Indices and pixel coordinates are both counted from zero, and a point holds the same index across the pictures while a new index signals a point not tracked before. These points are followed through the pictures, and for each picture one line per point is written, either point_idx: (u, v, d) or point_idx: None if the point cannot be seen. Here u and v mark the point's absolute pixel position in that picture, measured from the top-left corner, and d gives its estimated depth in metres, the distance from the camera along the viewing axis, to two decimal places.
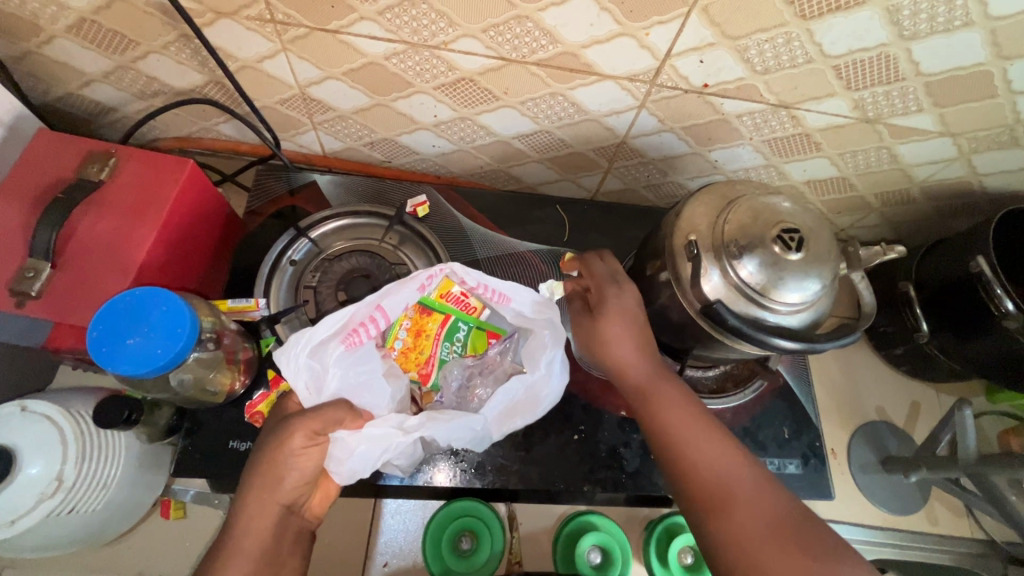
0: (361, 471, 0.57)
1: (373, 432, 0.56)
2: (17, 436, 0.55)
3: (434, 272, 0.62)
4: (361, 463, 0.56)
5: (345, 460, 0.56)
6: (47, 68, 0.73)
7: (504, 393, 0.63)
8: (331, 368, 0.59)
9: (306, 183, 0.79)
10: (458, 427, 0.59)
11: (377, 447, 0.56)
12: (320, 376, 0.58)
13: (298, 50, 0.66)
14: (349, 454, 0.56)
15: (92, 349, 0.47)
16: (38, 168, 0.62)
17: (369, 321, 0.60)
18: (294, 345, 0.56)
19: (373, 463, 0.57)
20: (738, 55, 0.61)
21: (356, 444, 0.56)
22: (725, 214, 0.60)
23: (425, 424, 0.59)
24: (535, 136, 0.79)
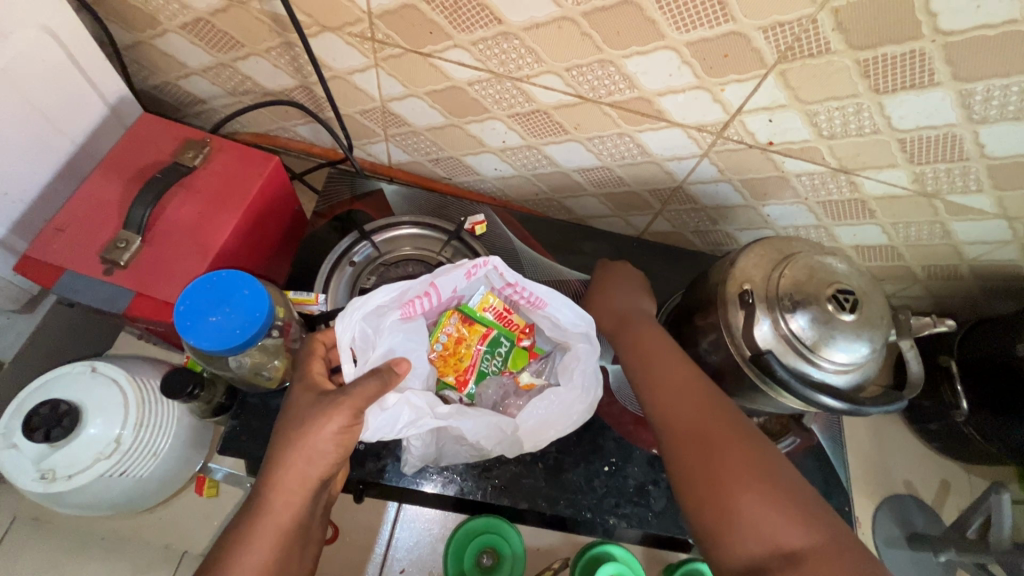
0: (384, 432, 0.58)
1: (412, 399, 0.59)
2: (85, 395, 0.58)
3: (480, 262, 0.64)
4: (389, 423, 0.58)
5: (378, 417, 0.57)
6: (154, 57, 0.79)
7: (535, 405, 0.64)
8: (381, 335, 0.62)
9: (370, 191, 0.82)
10: (486, 425, 0.61)
11: (408, 415, 0.59)
12: (371, 339, 0.61)
13: (388, 68, 0.71)
14: (383, 410, 0.57)
15: (178, 322, 0.50)
16: (140, 148, 0.67)
17: (424, 295, 0.64)
18: (354, 306, 0.58)
19: (396, 433, 0.59)
20: (808, 119, 0.64)
21: (393, 405, 0.58)
22: (780, 268, 0.61)
23: (457, 414, 0.60)
24: (595, 172, 0.82)
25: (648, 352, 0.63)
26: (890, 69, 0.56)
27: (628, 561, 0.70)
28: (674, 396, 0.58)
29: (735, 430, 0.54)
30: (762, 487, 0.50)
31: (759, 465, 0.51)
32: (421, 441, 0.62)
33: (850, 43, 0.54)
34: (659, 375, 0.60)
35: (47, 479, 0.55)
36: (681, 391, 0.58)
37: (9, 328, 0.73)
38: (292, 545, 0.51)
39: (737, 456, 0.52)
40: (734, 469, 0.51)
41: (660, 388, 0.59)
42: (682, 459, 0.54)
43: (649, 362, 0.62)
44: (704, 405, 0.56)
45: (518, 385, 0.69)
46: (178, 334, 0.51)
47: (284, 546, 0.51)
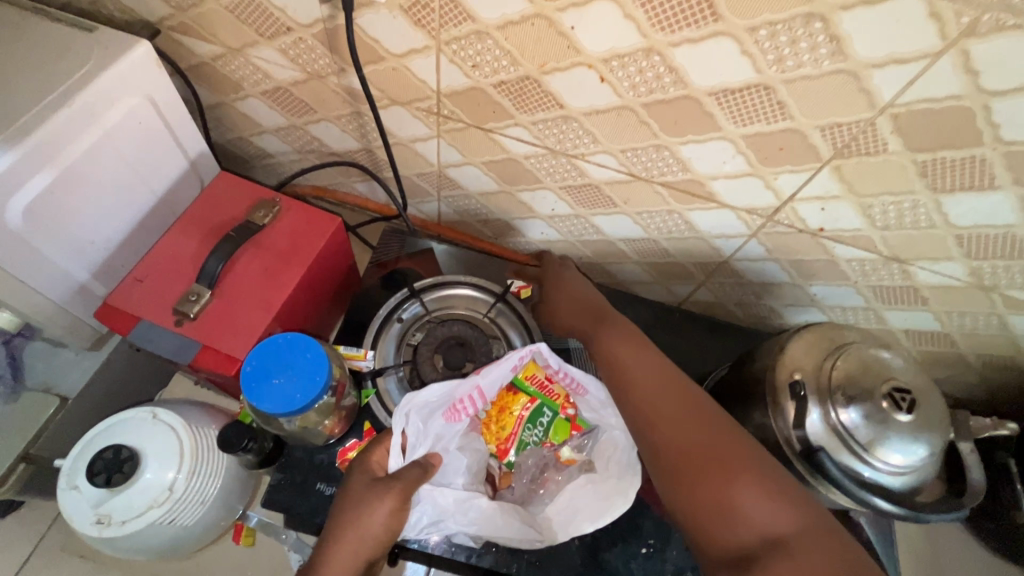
0: (415, 530, 0.62)
1: (444, 497, 0.62)
2: (145, 442, 0.61)
3: (522, 352, 0.65)
4: (417, 521, 0.62)
5: (413, 513, 0.61)
6: (234, 117, 0.85)
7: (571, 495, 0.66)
8: (429, 434, 0.63)
9: (421, 249, 0.85)
10: (512, 533, 0.63)
11: (439, 514, 0.62)
12: (420, 436, 0.63)
13: (450, 139, 0.75)
14: (416, 505, 0.61)
15: (243, 383, 0.52)
16: (217, 204, 0.72)
17: (471, 397, 0.65)
18: (406, 406, 0.62)
19: (425, 529, 0.62)
20: (861, 210, 0.64)
21: (424, 500, 0.62)
22: (833, 358, 0.61)
23: (485, 520, 0.63)
24: (641, 242, 0.83)
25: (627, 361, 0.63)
26: (949, 171, 0.56)
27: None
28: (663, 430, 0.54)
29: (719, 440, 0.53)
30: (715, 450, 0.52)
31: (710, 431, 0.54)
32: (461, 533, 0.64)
33: (908, 145, 0.55)
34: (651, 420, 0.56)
35: (104, 523, 0.58)
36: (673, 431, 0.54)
37: (77, 364, 0.74)
38: None
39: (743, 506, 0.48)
40: (733, 520, 0.48)
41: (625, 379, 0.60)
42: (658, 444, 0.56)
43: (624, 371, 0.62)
44: (709, 438, 0.53)
45: (557, 460, 0.69)
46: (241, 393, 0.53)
47: None
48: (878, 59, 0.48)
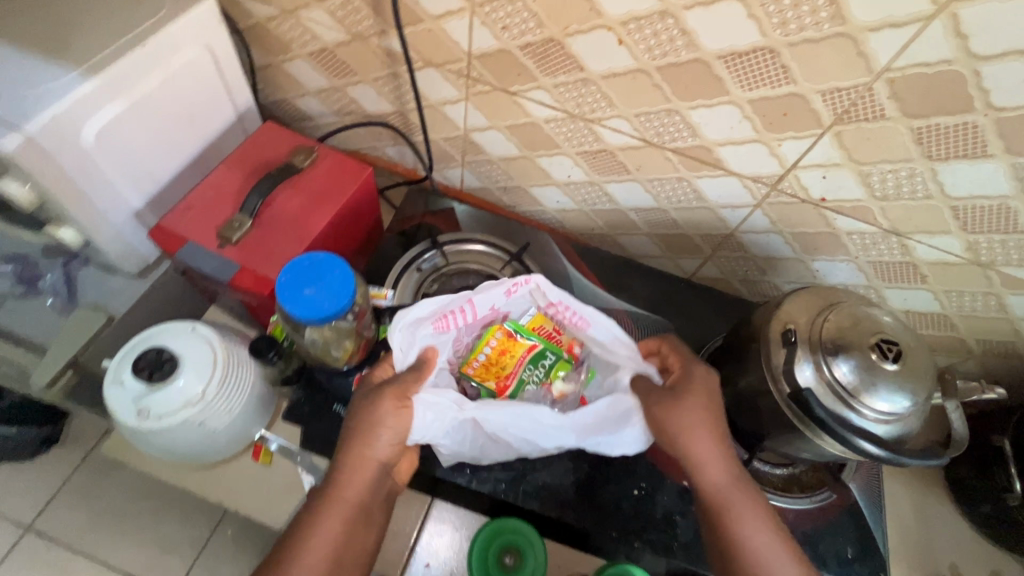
0: (422, 432, 0.64)
1: (443, 396, 0.64)
2: (185, 349, 0.67)
3: (519, 280, 0.72)
4: (425, 424, 0.64)
5: (419, 414, 0.63)
6: (279, 78, 0.92)
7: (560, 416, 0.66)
8: (419, 343, 0.68)
9: (443, 208, 0.90)
10: (516, 421, 0.65)
11: (441, 415, 0.64)
12: (416, 344, 0.68)
13: (477, 102, 0.81)
14: (421, 408, 0.63)
15: (279, 289, 0.58)
16: (261, 148, 0.78)
17: (458, 311, 0.71)
18: (401, 317, 0.67)
19: (432, 430, 0.65)
20: (861, 179, 0.68)
21: (426, 404, 0.63)
22: (826, 313, 0.64)
23: (482, 410, 0.65)
24: (651, 212, 0.87)
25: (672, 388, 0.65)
26: (943, 139, 0.60)
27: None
28: (742, 511, 0.59)
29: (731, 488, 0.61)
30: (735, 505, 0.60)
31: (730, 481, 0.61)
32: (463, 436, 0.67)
33: (904, 111, 0.59)
34: (726, 492, 0.60)
35: (142, 416, 0.63)
36: (747, 504, 0.59)
37: (124, 290, 0.81)
38: (352, 529, 0.59)
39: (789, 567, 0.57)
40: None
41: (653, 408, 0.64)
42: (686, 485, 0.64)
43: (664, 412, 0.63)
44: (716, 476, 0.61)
45: (554, 395, 0.73)
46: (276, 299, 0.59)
47: (344, 529, 0.58)
48: (875, 22, 0.53)
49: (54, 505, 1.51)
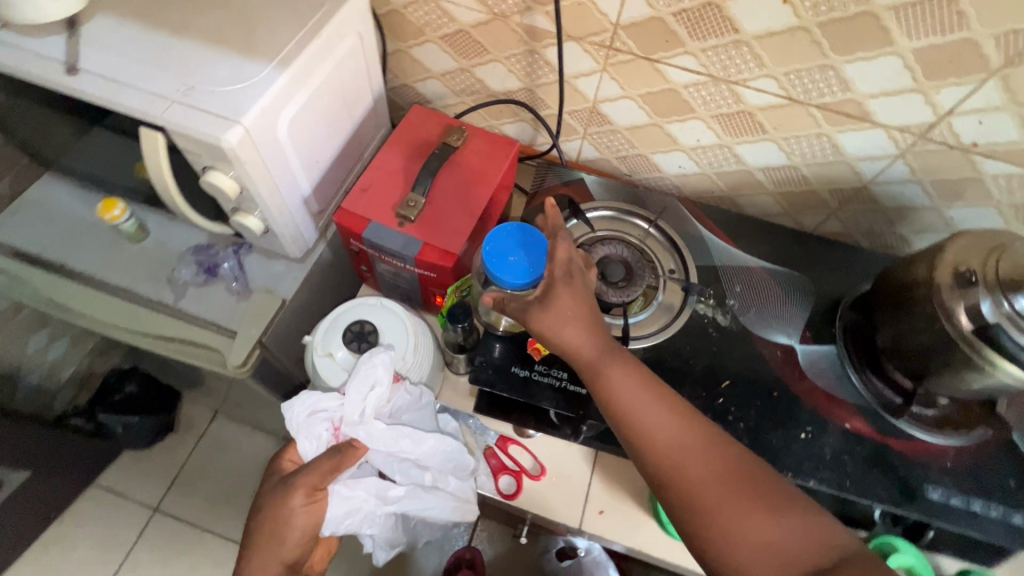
0: (342, 528, 0.70)
1: (347, 491, 0.70)
2: (381, 323, 0.74)
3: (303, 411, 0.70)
4: (346, 522, 0.70)
5: (339, 510, 0.69)
6: (406, 63, 0.95)
7: (411, 493, 0.73)
8: (325, 419, 0.70)
9: (575, 179, 0.94)
10: (430, 508, 0.74)
11: (356, 505, 0.70)
12: (312, 443, 0.70)
13: (614, 72, 0.83)
14: (340, 504, 0.69)
15: (489, 256, 0.67)
16: (414, 130, 0.82)
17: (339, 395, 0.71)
18: (293, 413, 0.70)
19: (350, 525, 0.71)
20: (1020, 120, 0.70)
21: (339, 500, 0.69)
22: (998, 254, 0.66)
23: (401, 503, 0.72)
24: (780, 170, 0.89)
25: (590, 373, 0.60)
26: None
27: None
28: (637, 411, 0.58)
29: (689, 443, 0.56)
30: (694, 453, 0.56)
31: (686, 423, 0.57)
32: (382, 526, 0.75)
33: None
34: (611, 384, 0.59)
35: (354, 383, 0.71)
36: (637, 402, 0.58)
37: (290, 273, 0.87)
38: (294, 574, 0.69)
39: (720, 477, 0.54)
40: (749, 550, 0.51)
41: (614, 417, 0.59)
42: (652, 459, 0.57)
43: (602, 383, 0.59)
44: (678, 430, 0.57)
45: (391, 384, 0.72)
46: (486, 266, 0.67)
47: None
48: None
49: (176, 486, 1.61)
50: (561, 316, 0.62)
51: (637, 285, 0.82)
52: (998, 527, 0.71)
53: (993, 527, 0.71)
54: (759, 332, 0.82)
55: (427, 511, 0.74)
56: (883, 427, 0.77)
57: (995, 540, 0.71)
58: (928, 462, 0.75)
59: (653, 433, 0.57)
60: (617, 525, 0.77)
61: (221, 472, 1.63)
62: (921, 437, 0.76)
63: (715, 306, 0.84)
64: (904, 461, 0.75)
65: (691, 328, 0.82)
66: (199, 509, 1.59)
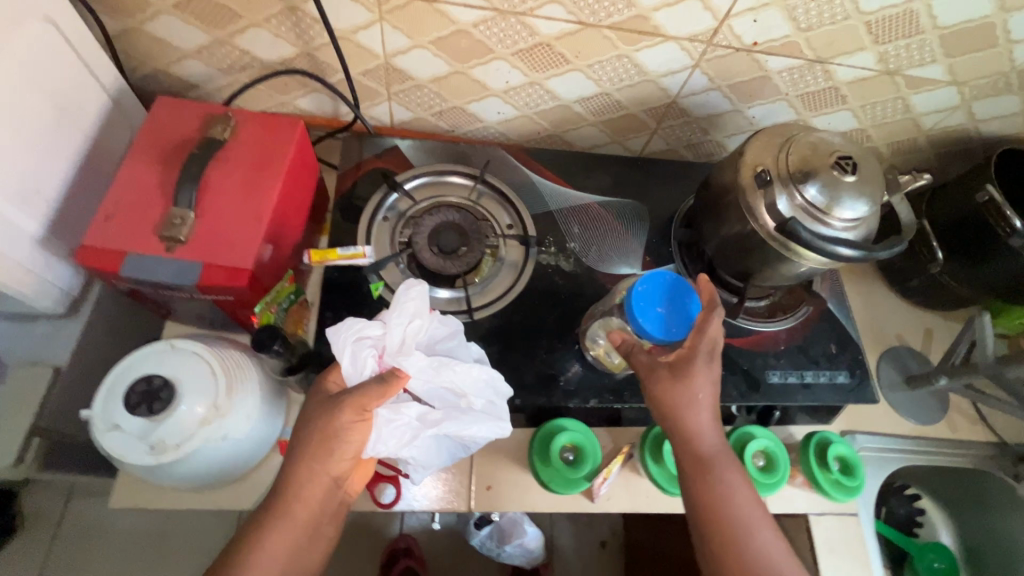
0: (381, 451, 0.63)
1: (393, 414, 0.63)
2: (176, 369, 0.60)
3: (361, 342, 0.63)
4: (383, 443, 0.63)
5: (378, 430, 0.62)
6: (144, 45, 0.77)
7: (454, 419, 0.64)
8: (367, 342, 0.63)
9: (388, 148, 0.84)
10: (470, 433, 0.64)
11: (396, 429, 0.63)
12: (355, 369, 0.62)
13: (393, 20, 0.73)
14: (376, 428, 0.62)
15: (634, 299, 0.64)
16: (165, 128, 0.67)
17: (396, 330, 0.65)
18: (339, 332, 0.64)
19: (397, 450, 0.63)
20: (787, 14, 0.72)
21: (380, 423, 0.62)
22: (786, 149, 0.69)
23: (442, 424, 0.64)
24: (595, 99, 0.87)
25: (695, 465, 0.62)
26: None
27: None
28: (732, 513, 0.60)
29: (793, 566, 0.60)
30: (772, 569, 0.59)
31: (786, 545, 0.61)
32: (426, 450, 0.65)
33: None
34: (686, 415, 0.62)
35: (159, 451, 0.57)
36: (696, 424, 0.62)
37: (57, 334, 0.70)
38: None
39: (728, 508, 0.61)
40: None
41: (703, 509, 0.61)
42: (712, 541, 0.60)
43: (710, 485, 0.61)
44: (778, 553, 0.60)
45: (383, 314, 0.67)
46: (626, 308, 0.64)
47: None
48: None
49: None
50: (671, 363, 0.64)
51: (474, 250, 0.76)
52: (828, 390, 0.79)
53: (825, 391, 0.79)
54: (603, 268, 0.82)
55: (469, 435, 0.64)
56: (727, 330, 0.81)
57: (827, 402, 0.78)
58: (767, 350, 0.80)
59: (769, 555, 0.59)
60: (504, 496, 0.75)
61: (97, 556, 1.36)
62: (757, 329, 0.81)
63: (558, 253, 0.81)
64: (745, 355, 0.79)
65: (539, 281, 0.79)
66: None
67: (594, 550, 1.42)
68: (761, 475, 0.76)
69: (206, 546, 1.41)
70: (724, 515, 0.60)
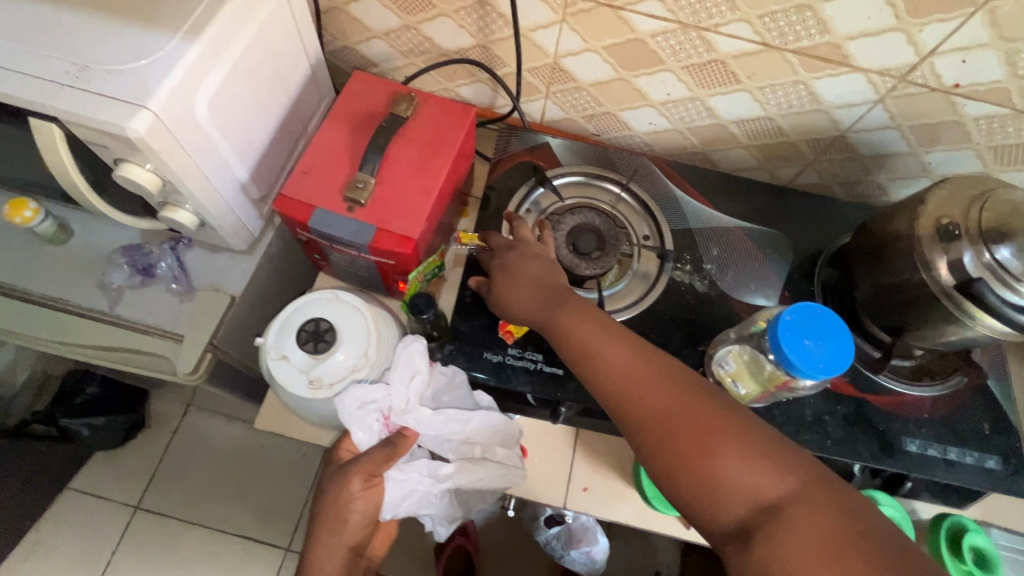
0: (396, 512, 0.69)
1: (399, 477, 0.68)
2: (339, 317, 0.68)
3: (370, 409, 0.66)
4: (395, 504, 0.69)
5: (391, 492, 0.68)
6: (344, 22, 0.85)
7: (461, 471, 0.69)
8: (374, 409, 0.66)
9: (540, 144, 0.87)
10: (481, 480, 0.69)
11: (405, 489, 0.68)
12: (367, 434, 0.67)
13: (574, 23, 0.75)
14: (388, 492, 0.68)
15: (782, 327, 0.58)
16: (358, 100, 0.74)
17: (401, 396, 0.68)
18: (345, 401, 0.64)
19: (410, 507, 0.70)
20: (1005, 57, 0.65)
21: (392, 485, 0.68)
22: (980, 203, 0.63)
23: (453, 476, 0.69)
24: (755, 122, 0.84)
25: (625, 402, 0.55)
26: None
27: None
28: (671, 427, 0.52)
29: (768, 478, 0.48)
30: (736, 480, 0.48)
31: (754, 450, 0.49)
32: (440, 501, 0.71)
33: None
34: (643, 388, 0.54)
35: (315, 386, 0.65)
36: (644, 381, 0.55)
37: (237, 267, 0.80)
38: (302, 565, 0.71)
39: (748, 475, 0.48)
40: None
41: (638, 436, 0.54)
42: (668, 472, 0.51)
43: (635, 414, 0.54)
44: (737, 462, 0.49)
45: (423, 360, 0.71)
46: (772, 336, 0.59)
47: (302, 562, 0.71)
48: None
49: (154, 484, 1.52)
50: (522, 276, 0.67)
51: (609, 256, 0.77)
52: (971, 472, 0.72)
53: (968, 473, 0.72)
54: (737, 295, 0.79)
55: (477, 485, 0.69)
56: (863, 383, 0.76)
57: (970, 485, 0.71)
58: (907, 414, 0.74)
59: (726, 470, 0.48)
60: (600, 501, 0.76)
61: (202, 464, 1.55)
62: (899, 390, 0.76)
63: (692, 272, 0.80)
64: (882, 415, 0.74)
65: (669, 297, 0.79)
66: (181, 504, 1.51)
67: None
68: None
69: (292, 478, 1.55)
70: (684, 433, 0.51)
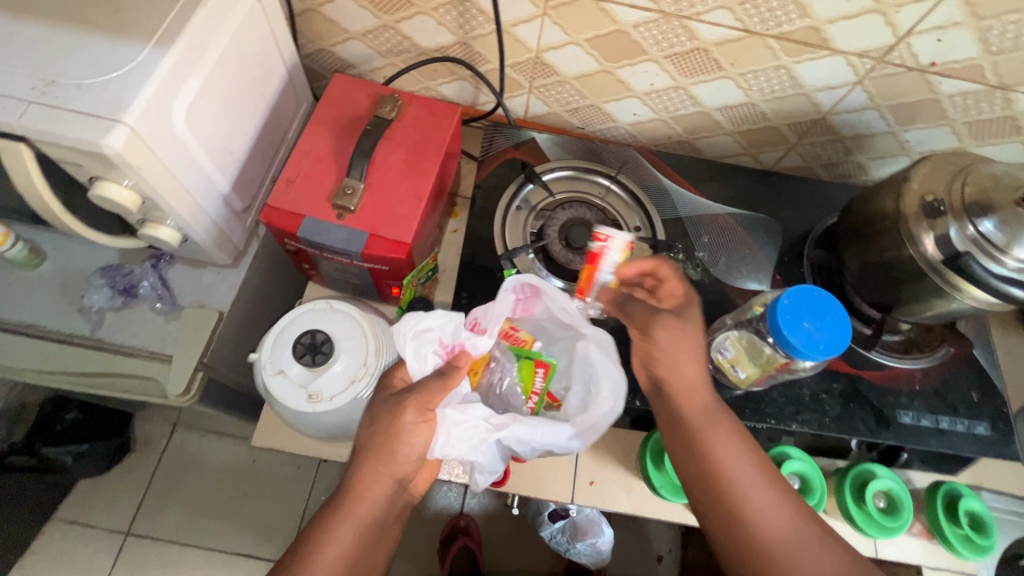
0: (446, 453, 0.60)
1: (459, 413, 0.60)
2: (334, 327, 0.67)
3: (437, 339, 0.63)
4: (451, 445, 0.60)
5: (448, 430, 0.59)
6: (318, 24, 0.83)
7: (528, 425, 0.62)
8: (438, 339, 0.63)
9: (526, 140, 0.86)
10: (543, 436, 0.62)
11: (466, 430, 0.60)
12: (421, 363, 0.62)
13: (555, 16, 0.74)
14: (443, 426, 0.59)
15: (779, 313, 0.59)
16: (340, 104, 0.72)
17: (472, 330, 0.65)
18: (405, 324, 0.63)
19: (466, 451, 0.61)
20: (979, 35, 0.67)
21: (449, 418, 0.60)
22: (962, 179, 0.65)
23: (515, 424, 0.61)
24: (738, 109, 0.85)
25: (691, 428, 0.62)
26: None
27: (813, 464, 0.75)
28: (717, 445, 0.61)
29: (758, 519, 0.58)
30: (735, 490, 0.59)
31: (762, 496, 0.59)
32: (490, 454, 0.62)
33: None
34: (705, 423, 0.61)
35: (314, 399, 0.64)
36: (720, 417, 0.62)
37: (222, 281, 0.78)
38: None
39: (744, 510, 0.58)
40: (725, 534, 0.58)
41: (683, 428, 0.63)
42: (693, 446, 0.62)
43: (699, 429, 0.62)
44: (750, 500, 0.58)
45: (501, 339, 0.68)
46: (771, 322, 0.60)
47: None
48: None
49: (145, 507, 1.48)
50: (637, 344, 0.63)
51: None
52: (964, 440, 0.74)
53: (960, 440, 0.74)
54: (730, 281, 0.80)
55: (536, 446, 0.62)
56: (857, 360, 0.78)
57: (963, 452, 0.73)
58: (900, 388, 0.76)
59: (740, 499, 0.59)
60: (608, 493, 0.76)
61: (194, 483, 1.51)
62: (890, 364, 0.77)
63: (686, 261, 0.81)
64: (877, 390, 0.76)
65: None
66: (174, 525, 1.47)
67: (651, 561, 1.40)
68: (879, 517, 0.73)
69: (288, 490, 1.53)
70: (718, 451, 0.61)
